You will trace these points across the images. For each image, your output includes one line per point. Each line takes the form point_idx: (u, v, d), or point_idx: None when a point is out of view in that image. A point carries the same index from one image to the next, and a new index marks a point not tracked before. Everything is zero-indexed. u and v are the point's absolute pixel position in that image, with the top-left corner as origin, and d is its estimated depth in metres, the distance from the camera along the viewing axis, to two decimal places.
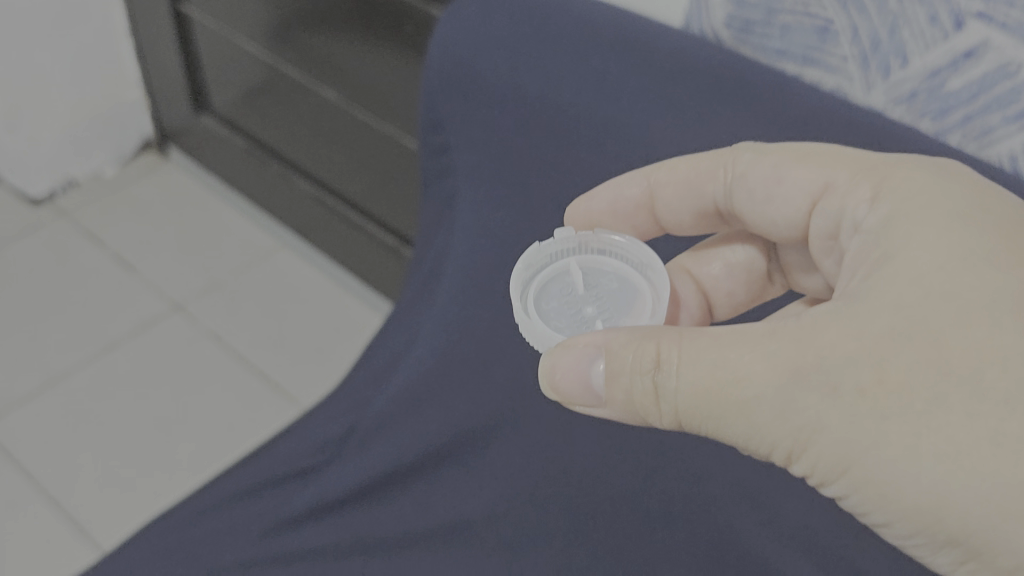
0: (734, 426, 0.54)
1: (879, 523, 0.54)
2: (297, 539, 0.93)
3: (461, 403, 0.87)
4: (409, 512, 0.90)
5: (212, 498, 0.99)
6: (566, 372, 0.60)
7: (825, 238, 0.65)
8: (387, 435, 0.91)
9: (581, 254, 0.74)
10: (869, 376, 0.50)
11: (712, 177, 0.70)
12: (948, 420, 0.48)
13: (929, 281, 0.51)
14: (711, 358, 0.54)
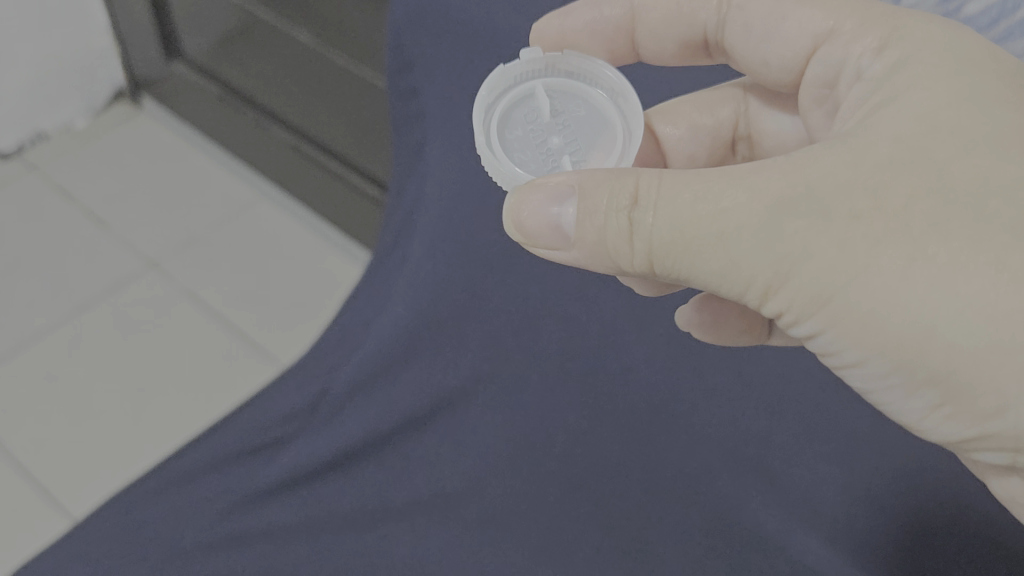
0: (715, 260, 0.57)
1: (848, 356, 0.59)
2: (259, 519, 0.98)
3: (434, 372, 1.02)
4: (377, 487, 1.00)
5: (168, 473, 1.01)
6: (536, 209, 0.61)
7: (820, 84, 0.71)
8: (358, 413, 1.01)
9: (548, 76, 0.74)
10: (865, 198, 0.54)
11: (705, 3, 0.77)
12: (943, 233, 0.52)
13: (933, 116, 0.56)
14: (696, 193, 0.56)
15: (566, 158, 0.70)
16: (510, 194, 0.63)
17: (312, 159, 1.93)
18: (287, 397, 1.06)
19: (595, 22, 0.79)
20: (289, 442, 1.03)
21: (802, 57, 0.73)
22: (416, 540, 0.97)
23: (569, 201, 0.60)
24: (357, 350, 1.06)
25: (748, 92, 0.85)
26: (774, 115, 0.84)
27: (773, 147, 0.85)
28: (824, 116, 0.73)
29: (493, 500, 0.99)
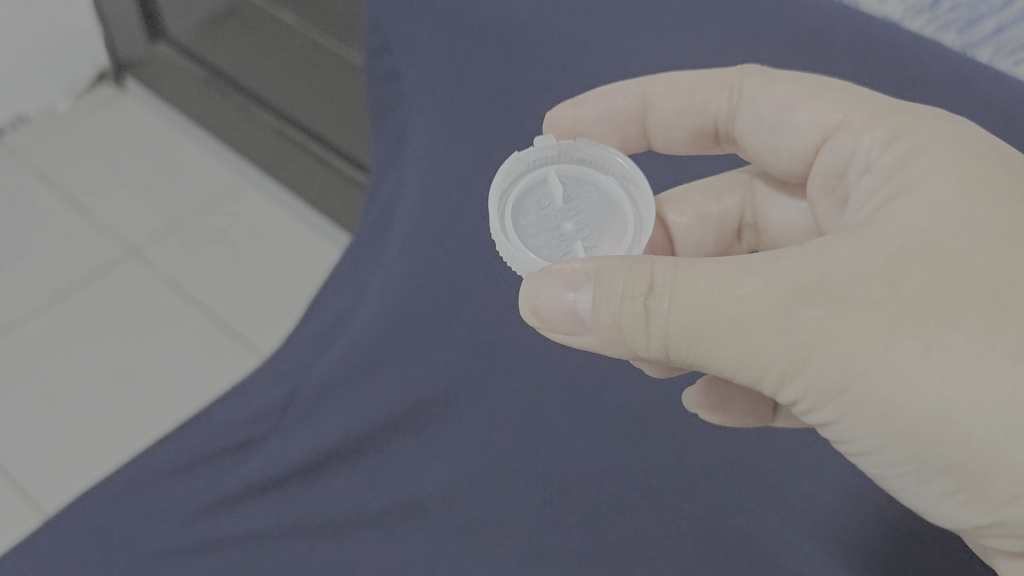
0: (713, 352, 0.59)
1: (865, 444, 0.59)
2: (227, 525, 0.99)
3: (414, 374, 0.99)
4: (352, 492, 0.99)
5: (137, 473, 1.03)
6: (553, 298, 0.64)
7: (829, 174, 0.72)
8: (331, 417, 1.00)
9: (561, 163, 0.79)
10: (876, 295, 0.54)
11: (716, 96, 0.78)
12: (957, 332, 0.53)
13: (949, 211, 0.56)
14: (700, 280, 0.58)
15: (578, 245, 0.74)
16: (528, 279, 0.66)
17: (298, 145, 1.92)
18: (268, 394, 1.05)
19: (609, 112, 0.81)
20: (261, 441, 1.03)
21: (813, 146, 0.74)
22: (392, 550, 0.97)
23: (584, 291, 0.63)
24: (335, 343, 1.04)
25: (753, 180, 0.88)
26: (780, 203, 0.86)
27: (779, 234, 0.87)
28: (832, 205, 0.74)
29: (474, 512, 0.96)
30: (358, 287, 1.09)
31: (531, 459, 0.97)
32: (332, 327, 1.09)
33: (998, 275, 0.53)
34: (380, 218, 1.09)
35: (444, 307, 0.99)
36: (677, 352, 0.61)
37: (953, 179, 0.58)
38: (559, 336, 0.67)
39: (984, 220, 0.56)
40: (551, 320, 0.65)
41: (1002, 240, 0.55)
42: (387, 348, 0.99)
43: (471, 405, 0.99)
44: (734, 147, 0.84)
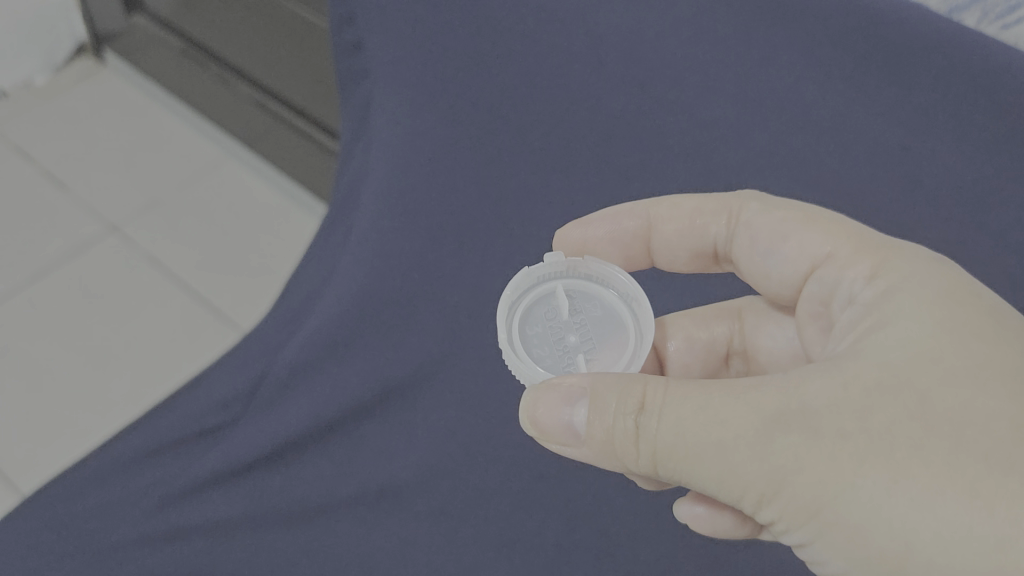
0: (704, 479, 0.62)
1: (831, 563, 0.62)
2: (196, 514, 1.00)
3: (384, 358, 1.00)
4: (323, 478, 1.01)
5: (101, 460, 1.03)
6: (551, 412, 0.67)
7: (817, 301, 0.77)
8: (301, 401, 1.01)
9: (569, 277, 0.82)
10: (850, 433, 0.57)
11: (716, 220, 0.82)
12: (929, 470, 0.55)
13: (923, 349, 0.60)
14: (689, 406, 0.61)
15: (580, 357, 0.78)
16: (529, 392, 0.70)
17: (278, 117, 1.90)
18: (235, 379, 1.04)
19: (615, 233, 0.84)
20: (229, 426, 1.03)
21: (803, 274, 0.78)
22: (364, 538, 0.99)
23: (579, 409, 0.66)
24: (305, 324, 1.02)
25: (743, 311, 0.91)
26: (770, 332, 0.89)
27: (768, 361, 0.90)
28: (819, 330, 0.78)
29: (448, 497, 0.98)
30: (327, 267, 1.05)
31: (503, 443, 0.98)
32: (302, 307, 1.06)
33: (972, 418, 0.56)
34: (348, 196, 1.05)
35: (416, 292, 1.00)
36: (667, 472, 0.64)
37: (930, 315, 0.62)
38: (558, 447, 0.70)
39: (961, 360, 0.59)
40: (551, 432, 0.69)
41: (968, 380, 0.58)
42: (355, 332, 1.00)
43: (446, 387, 1.01)
44: (733, 266, 0.87)
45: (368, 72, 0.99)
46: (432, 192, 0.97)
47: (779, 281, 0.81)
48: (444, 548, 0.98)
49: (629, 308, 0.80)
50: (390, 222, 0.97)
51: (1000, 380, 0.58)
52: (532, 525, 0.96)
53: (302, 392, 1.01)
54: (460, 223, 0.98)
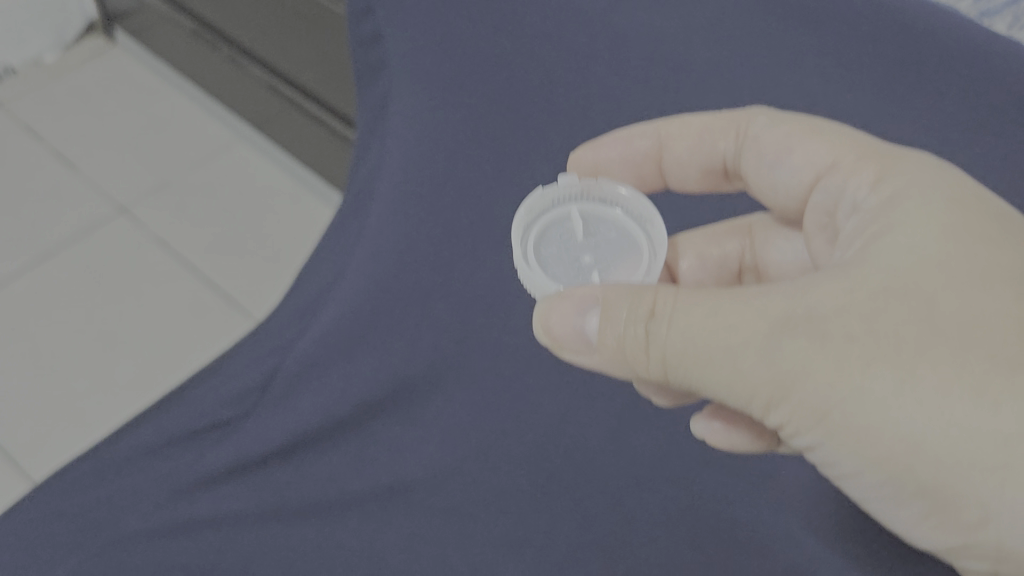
0: (716, 385, 0.62)
1: (846, 472, 0.62)
2: (207, 506, 1.01)
3: (395, 353, 0.99)
4: (336, 473, 1.02)
5: (113, 452, 1.05)
6: (564, 319, 0.68)
7: (822, 212, 0.77)
8: (311, 396, 1.01)
9: (582, 201, 0.82)
10: (869, 324, 0.57)
11: (724, 135, 0.79)
12: (946, 359, 0.55)
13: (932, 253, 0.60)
14: (700, 307, 0.61)
15: (594, 276, 0.78)
16: (539, 302, 0.70)
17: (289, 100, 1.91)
18: (250, 371, 1.05)
19: (626, 154, 0.81)
20: (239, 419, 1.03)
21: (808, 184, 0.79)
22: (375, 531, 1.00)
23: (592, 318, 0.67)
24: (319, 318, 1.02)
25: (752, 226, 0.90)
26: (778, 245, 0.89)
27: (779, 272, 0.90)
28: (825, 241, 0.79)
29: (456, 494, 0.99)
30: (338, 262, 1.04)
31: (522, 436, 0.97)
32: (314, 305, 1.05)
33: (989, 314, 0.56)
34: (360, 190, 1.03)
35: (433, 287, 0.97)
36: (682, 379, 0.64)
37: (937, 218, 0.62)
38: (573, 360, 0.71)
39: (967, 263, 0.59)
40: (564, 339, 0.69)
41: (970, 280, 0.58)
42: (368, 324, 0.99)
43: (459, 384, 0.98)
44: (744, 185, 0.86)
45: (383, 64, 0.97)
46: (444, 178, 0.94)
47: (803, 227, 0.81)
48: (454, 546, 0.98)
49: (638, 225, 0.81)
50: (405, 213, 0.95)
51: (1005, 282, 0.58)
52: (543, 524, 0.96)
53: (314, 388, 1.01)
54: (471, 223, 0.94)
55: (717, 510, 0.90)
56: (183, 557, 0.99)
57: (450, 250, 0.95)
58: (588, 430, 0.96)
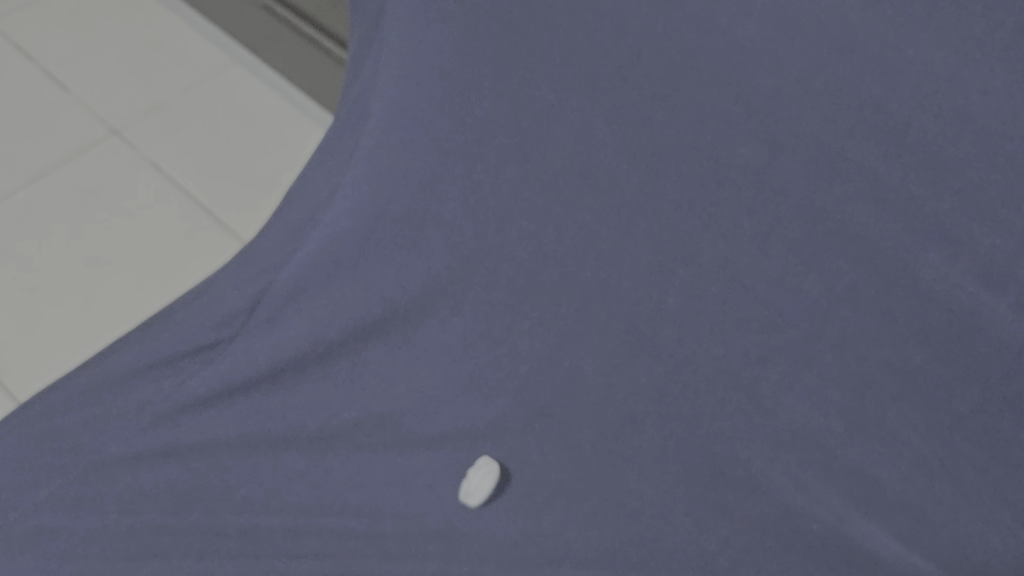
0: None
1: None
2: (192, 434, 0.97)
3: (387, 278, 0.92)
4: (324, 400, 0.98)
5: (98, 375, 1.00)
6: None
7: None
8: (299, 319, 0.95)
9: None
10: None
11: None
12: None
13: None
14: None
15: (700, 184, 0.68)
16: None
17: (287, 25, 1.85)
18: (238, 292, 0.98)
19: None
20: (226, 342, 0.98)
21: None
22: (368, 460, 0.97)
23: None
24: (307, 238, 0.95)
25: None
26: None
27: None
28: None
29: (449, 426, 0.97)
30: (329, 177, 0.95)
31: (526, 362, 0.93)
32: (304, 226, 0.96)
33: None
34: (363, 103, 0.93)
35: (427, 211, 0.89)
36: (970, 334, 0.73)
37: None
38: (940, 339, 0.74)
39: None
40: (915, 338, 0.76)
41: None
42: (361, 247, 0.93)
43: (450, 310, 0.92)
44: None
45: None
46: (451, 97, 0.85)
47: (790, 174, 0.75)
48: (448, 479, 0.97)
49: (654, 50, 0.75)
50: (406, 137, 0.88)
51: None
52: (538, 456, 0.96)
53: (306, 309, 0.95)
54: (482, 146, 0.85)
55: (710, 445, 0.90)
56: (167, 483, 0.95)
57: (446, 173, 0.87)
58: (581, 361, 0.91)
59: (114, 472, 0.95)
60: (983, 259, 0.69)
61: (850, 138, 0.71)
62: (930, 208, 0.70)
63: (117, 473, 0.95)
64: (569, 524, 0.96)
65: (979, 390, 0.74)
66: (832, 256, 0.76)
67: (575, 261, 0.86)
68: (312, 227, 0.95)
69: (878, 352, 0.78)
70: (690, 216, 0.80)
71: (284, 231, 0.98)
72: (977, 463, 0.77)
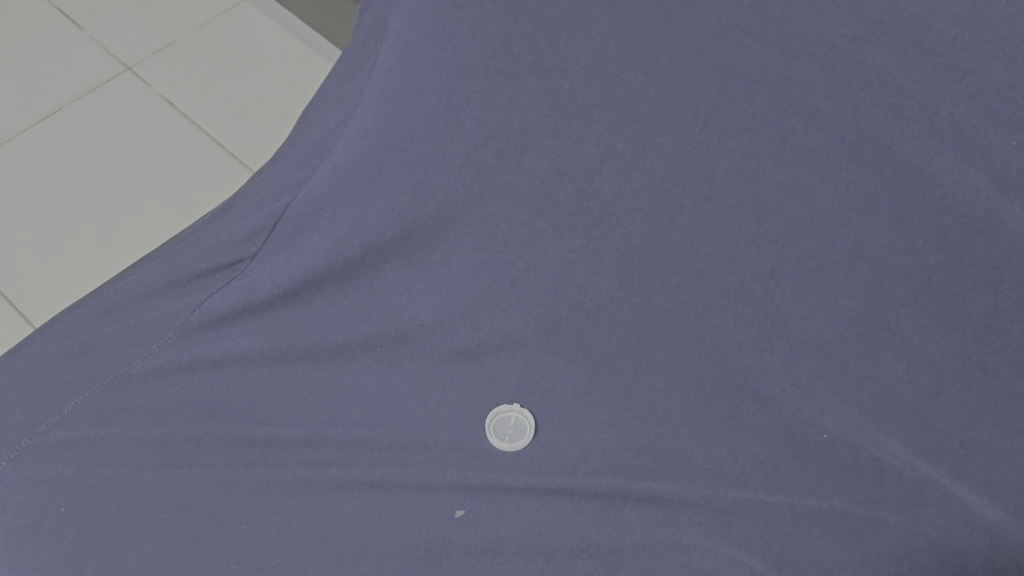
0: None
1: None
2: (213, 347, 0.96)
3: (404, 194, 0.91)
4: (344, 317, 0.96)
5: (119, 293, 0.99)
6: None
7: None
8: (318, 236, 0.95)
9: None
10: None
11: None
12: None
13: None
14: None
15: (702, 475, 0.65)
16: None
17: None
18: (257, 211, 0.97)
19: None
20: (248, 261, 0.97)
21: None
22: (384, 376, 0.97)
23: None
24: (330, 156, 0.95)
25: None
26: None
27: None
28: None
29: (467, 339, 0.95)
30: (350, 97, 0.96)
31: (552, 278, 0.92)
32: (322, 143, 0.97)
33: None
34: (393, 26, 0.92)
35: (450, 130, 0.89)
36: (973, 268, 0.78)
37: None
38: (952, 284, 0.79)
39: None
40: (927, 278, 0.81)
41: None
42: (377, 166, 0.92)
43: (466, 226, 0.92)
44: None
45: None
46: (474, 8, 0.87)
47: (810, 85, 0.79)
48: (464, 394, 0.96)
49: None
50: (438, 60, 0.89)
51: None
52: (551, 369, 0.95)
53: (327, 228, 0.94)
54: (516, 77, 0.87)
55: (721, 360, 0.90)
56: (190, 397, 0.95)
57: (476, 97, 0.88)
58: (597, 280, 0.91)
59: (137, 386, 0.94)
60: (997, 158, 0.75)
61: (865, 44, 0.77)
62: (947, 113, 0.75)
63: (139, 386, 0.94)
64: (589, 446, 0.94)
65: (990, 292, 0.78)
66: (850, 166, 0.80)
67: (595, 176, 0.87)
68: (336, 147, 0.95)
69: (893, 259, 0.80)
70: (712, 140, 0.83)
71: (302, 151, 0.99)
72: (985, 363, 0.79)
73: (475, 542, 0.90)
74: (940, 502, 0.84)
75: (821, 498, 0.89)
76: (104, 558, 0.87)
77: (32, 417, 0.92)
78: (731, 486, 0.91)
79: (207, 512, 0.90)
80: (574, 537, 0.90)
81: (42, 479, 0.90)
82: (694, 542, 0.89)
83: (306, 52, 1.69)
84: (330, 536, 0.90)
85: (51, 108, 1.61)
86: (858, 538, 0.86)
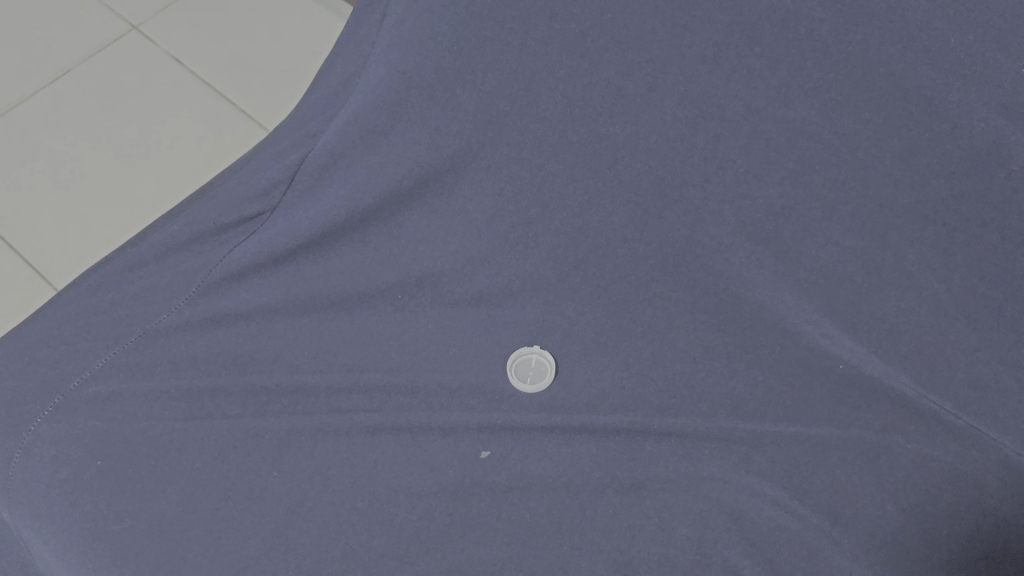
0: None
1: None
2: (239, 300, 0.97)
3: (421, 142, 0.93)
4: (364, 267, 0.98)
5: (144, 249, 1.00)
6: None
7: None
8: (337, 186, 0.97)
9: None
10: None
11: None
12: None
13: None
14: None
15: None
16: None
17: None
18: (271, 165, 0.99)
19: None
20: (267, 213, 0.99)
21: None
22: (404, 322, 0.98)
23: None
24: (340, 110, 0.97)
25: None
26: None
27: None
28: None
29: (485, 284, 0.97)
30: (364, 51, 0.96)
31: (567, 219, 0.93)
32: (336, 98, 0.98)
33: None
34: None
35: (463, 81, 0.90)
36: (982, 205, 0.78)
37: None
38: (961, 219, 0.79)
39: None
40: (936, 222, 0.80)
41: None
42: (396, 114, 0.93)
43: (478, 174, 0.94)
44: None
45: None
46: None
47: (817, 22, 0.80)
48: (485, 338, 0.98)
49: None
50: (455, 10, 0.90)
51: None
52: (570, 312, 0.97)
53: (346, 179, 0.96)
54: (529, 23, 0.88)
55: (734, 296, 0.92)
56: (216, 349, 0.96)
57: (489, 46, 0.89)
58: (609, 219, 0.92)
59: (161, 339, 0.95)
60: (1006, 86, 0.75)
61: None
62: (958, 44, 0.76)
63: (162, 338, 0.95)
64: (609, 382, 0.95)
65: (993, 228, 0.78)
66: (856, 103, 0.80)
67: (605, 119, 0.88)
68: (348, 101, 0.97)
69: (897, 196, 0.81)
70: (720, 81, 0.84)
71: (317, 106, 1.00)
72: (989, 296, 0.80)
73: (501, 479, 0.92)
74: (955, 432, 0.86)
75: (837, 429, 0.91)
76: (143, 507, 0.89)
77: (66, 372, 0.93)
78: (749, 418, 0.93)
79: (241, 459, 0.92)
80: (598, 472, 0.92)
81: (79, 433, 0.91)
82: (716, 472, 0.92)
83: (315, 5, 1.68)
84: (361, 480, 0.91)
85: (60, 70, 1.61)
86: (874, 467, 0.89)
